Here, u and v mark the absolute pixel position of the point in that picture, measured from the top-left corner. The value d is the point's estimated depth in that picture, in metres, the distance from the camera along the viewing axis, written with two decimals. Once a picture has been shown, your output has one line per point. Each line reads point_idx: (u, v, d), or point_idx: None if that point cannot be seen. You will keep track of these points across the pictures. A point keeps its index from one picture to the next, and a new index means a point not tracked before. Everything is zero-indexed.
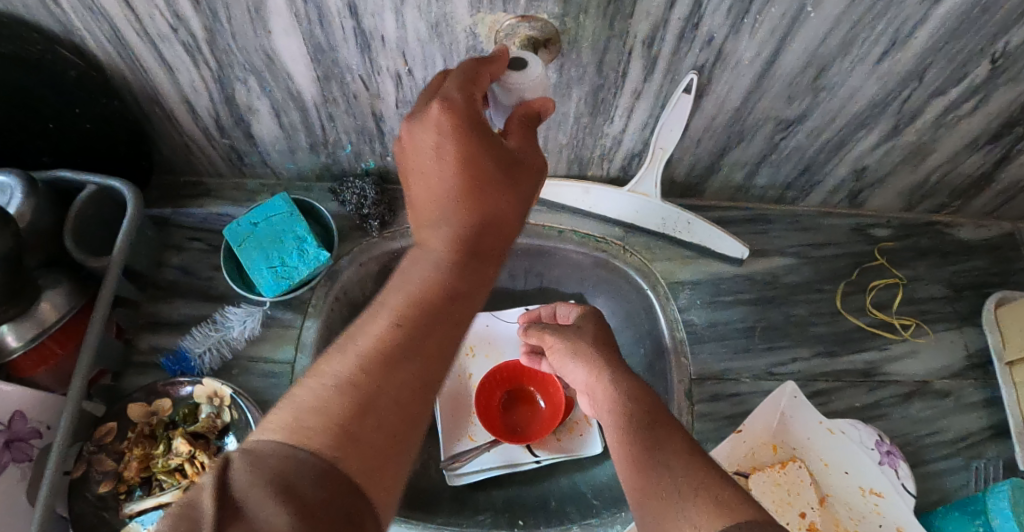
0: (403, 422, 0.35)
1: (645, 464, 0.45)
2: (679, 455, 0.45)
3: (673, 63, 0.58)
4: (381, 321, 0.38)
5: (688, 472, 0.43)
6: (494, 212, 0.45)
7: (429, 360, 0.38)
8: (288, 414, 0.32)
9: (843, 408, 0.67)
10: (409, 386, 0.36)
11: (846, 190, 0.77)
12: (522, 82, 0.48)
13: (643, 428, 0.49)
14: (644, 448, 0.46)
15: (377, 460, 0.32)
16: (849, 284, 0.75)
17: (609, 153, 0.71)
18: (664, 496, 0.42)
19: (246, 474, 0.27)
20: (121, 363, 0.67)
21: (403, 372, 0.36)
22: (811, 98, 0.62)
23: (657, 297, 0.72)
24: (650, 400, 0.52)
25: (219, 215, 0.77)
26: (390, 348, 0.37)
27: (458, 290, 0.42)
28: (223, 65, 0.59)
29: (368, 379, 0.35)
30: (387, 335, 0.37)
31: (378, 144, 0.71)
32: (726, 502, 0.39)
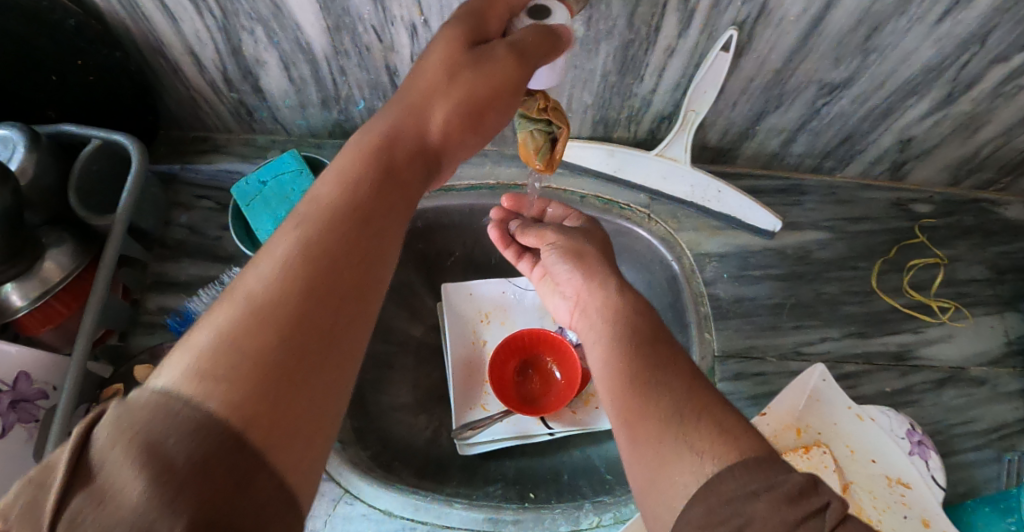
0: (319, 337, 0.30)
1: (643, 382, 0.43)
2: (681, 374, 0.43)
3: (711, 18, 0.53)
4: (287, 231, 0.34)
5: (690, 393, 0.41)
6: (441, 123, 0.42)
7: (359, 262, 0.34)
8: (196, 345, 0.28)
9: (872, 392, 0.64)
10: (327, 299, 0.31)
11: (887, 161, 0.71)
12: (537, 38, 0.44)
13: (643, 344, 0.46)
14: (645, 365, 0.44)
15: (286, 378, 0.28)
16: (885, 262, 0.71)
17: (637, 115, 0.67)
18: (656, 416, 0.41)
19: (107, 434, 0.24)
20: (129, 323, 0.66)
21: (327, 288, 0.32)
22: (859, 60, 0.57)
23: (681, 270, 0.68)
24: (654, 318, 0.49)
25: (228, 171, 0.74)
26: (317, 260, 0.32)
27: (387, 202, 0.37)
28: (227, 12, 0.56)
29: (284, 291, 0.30)
30: (305, 243, 0.33)
31: (391, 101, 0.67)
32: (729, 433, 0.38)
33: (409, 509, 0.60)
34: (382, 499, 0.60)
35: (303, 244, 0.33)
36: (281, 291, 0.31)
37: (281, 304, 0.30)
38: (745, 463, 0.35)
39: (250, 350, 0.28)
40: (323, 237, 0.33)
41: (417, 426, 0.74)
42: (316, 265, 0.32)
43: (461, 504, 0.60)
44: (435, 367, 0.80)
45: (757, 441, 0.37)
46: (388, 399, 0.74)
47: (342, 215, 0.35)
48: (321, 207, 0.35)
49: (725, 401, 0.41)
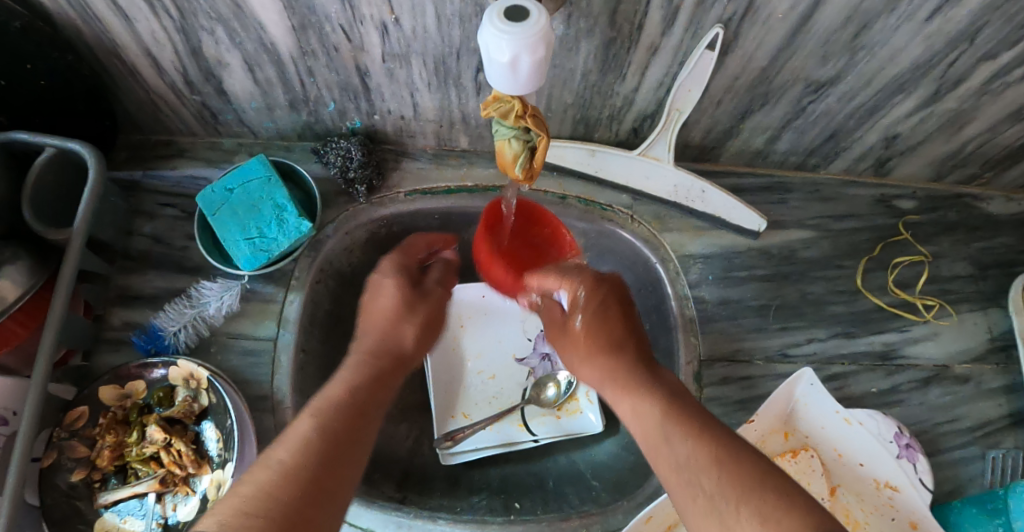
0: (327, 480, 0.40)
1: (686, 476, 0.40)
2: (718, 460, 0.40)
3: (696, 16, 0.51)
4: (303, 423, 0.44)
5: (727, 476, 0.38)
6: (403, 342, 0.58)
7: (358, 446, 0.44)
8: (239, 500, 0.36)
9: (858, 393, 0.64)
10: (329, 459, 0.41)
11: (872, 158, 0.70)
12: (501, 47, 0.36)
13: (683, 429, 0.43)
14: (674, 461, 0.42)
15: (324, 487, 0.39)
16: (871, 260, 0.70)
17: (619, 114, 0.64)
18: (704, 499, 0.39)
19: None
20: (92, 340, 0.63)
21: (337, 466, 0.41)
22: (847, 58, 0.55)
23: (666, 272, 0.67)
24: (687, 400, 0.47)
25: (193, 177, 0.71)
26: (331, 442, 0.42)
27: (370, 408, 0.48)
28: (184, 12, 0.52)
29: (304, 457, 0.40)
30: (310, 437, 0.42)
31: (363, 102, 0.64)
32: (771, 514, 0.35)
33: (391, 526, 0.58)
34: (364, 517, 0.58)
35: (317, 430, 0.43)
36: (312, 436, 0.42)
37: (295, 462, 0.39)
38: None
39: (273, 489, 0.37)
40: (333, 422, 0.44)
41: (397, 435, 0.72)
42: (327, 452, 0.41)
43: (446, 520, 0.59)
44: (416, 374, 0.78)
45: (798, 515, 0.34)
46: None
47: (347, 416, 0.46)
48: (326, 404, 0.46)
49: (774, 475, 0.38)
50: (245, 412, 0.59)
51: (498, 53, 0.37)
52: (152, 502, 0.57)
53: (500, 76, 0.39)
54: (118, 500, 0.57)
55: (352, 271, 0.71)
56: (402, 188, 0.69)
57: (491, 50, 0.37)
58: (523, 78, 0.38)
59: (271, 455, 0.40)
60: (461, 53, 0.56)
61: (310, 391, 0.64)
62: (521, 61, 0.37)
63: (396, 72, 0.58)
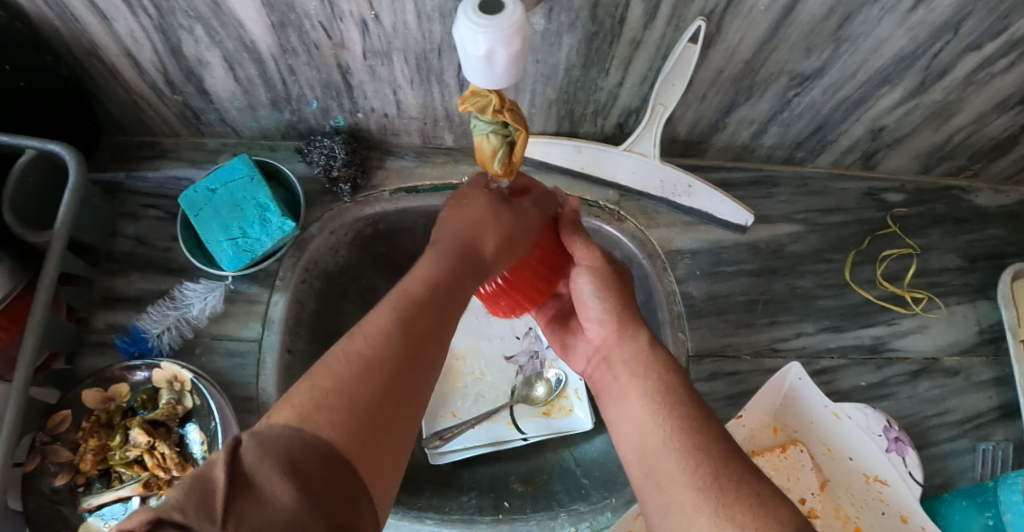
0: (411, 398, 0.36)
1: (652, 476, 0.36)
2: (691, 454, 0.36)
3: (678, 8, 0.50)
4: (389, 309, 0.39)
5: (705, 468, 0.34)
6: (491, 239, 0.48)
7: (439, 345, 0.40)
8: (315, 391, 0.33)
9: (847, 387, 0.64)
10: (410, 361, 0.37)
11: (859, 151, 0.70)
12: (476, 40, 0.36)
13: (660, 424, 0.38)
14: (642, 454, 0.38)
15: (402, 384, 0.36)
16: (859, 254, 0.69)
17: (604, 109, 0.64)
18: (668, 488, 0.35)
19: (254, 450, 0.28)
20: (75, 343, 0.62)
21: (411, 379, 0.36)
22: (831, 50, 0.55)
23: (653, 268, 0.66)
24: (680, 385, 0.41)
25: (177, 178, 0.70)
26: (412, 334, 0.38)
27: (455, 287, 0.43)
28: (163, 11, 0.52)
29: (387, 344, 0.36)
30: (395, 324, 0.37)
31: (346, 100, 0.63)
32: (751, 501, 0.32)
33: None
34: None
35: (400, 318, 0.38)
36: (397, 324, 0.38)
37: (382, 357, 0.35)
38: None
39: (354, 394, 0.33)
40: (418, 310, 0.39)
41: None
42: (411, 347, 0.37)
43: (434, 519, 0.58)
44: None
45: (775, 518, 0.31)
46: None
47: (429, 312, 0.40)
48: (417, 288, 0.41)
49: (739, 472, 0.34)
50: (229, 413, 0.58)
51: (473, 46, 0.36)
52: (137, 505, 0.56)
53: (476, 70, 0.38)
54: (103, 504, 0.56)
55: (338, 271, 0.70)
56: (388, 187, 0.69)
57: (466, 44, 0.36)
58: (500, 71, 0.38)
59: (356, 358, 0.35)
60: (442, 50, 0.55)
61: None
62: (496, 55, 0.36)
63: (378, 69, 0.58)
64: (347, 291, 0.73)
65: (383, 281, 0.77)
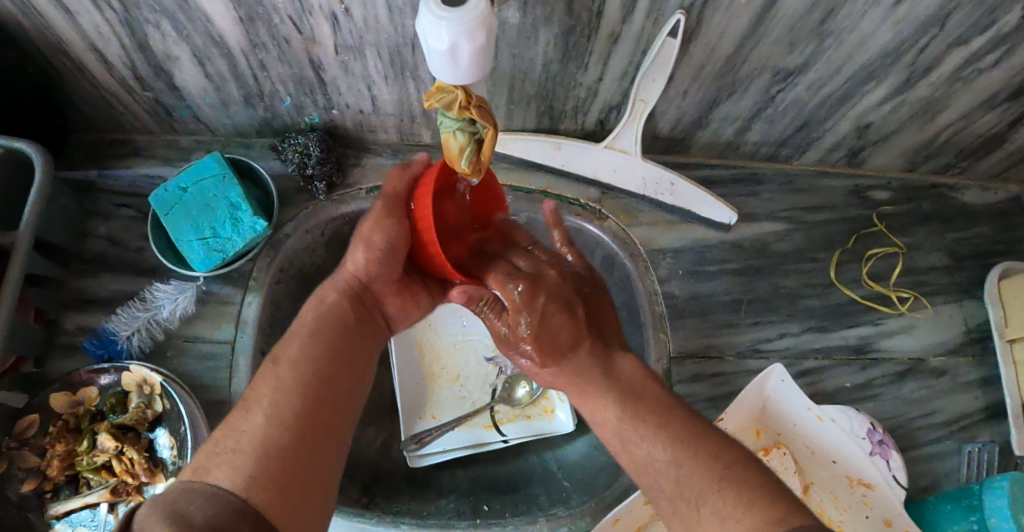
0: (320, 433, 0.43)
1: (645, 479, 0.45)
2: (670, 467, 0.43)
3: (657, 2, 0.49)
4: (279, 371, 0.44)
5: (698, 471, 0.41)
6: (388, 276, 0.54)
7: (336, 395, 0.46)
8: (220, 453, 0.38)
9: (831, 388, 0.63)
10: (309, 408, 0.43)
11: (845, 148, 0.68)
12: (438, 33, 0.35)
13: (642, 433, 0.46)
14: (637, 463, 0.46)
15: (305, 435, 0.42)
16: (845, 252, 0.68)
17: (584, 106, 0.62)
18: (667, 502, 0.43)
19: (148, 506, 0.32)
20: (44, 346, 0.61)
21: (317, 425, 0.43)
22: (815, 44, 0.54)
23: (635, 267, 0.64)
24: (650, 388, 0.49)
25: (150, 176, 0.68)
26: (309, 385, 0.44)
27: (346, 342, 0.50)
28: (126, 5, 0.50)
29: (283, 405, 0.42)
30: (288, 383, 0.43)
31: (320, 97, 0.62)
32: (729, 516, 0.38)
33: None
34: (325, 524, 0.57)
35: (296, 374, 0.44)
36: (294, 377, 0.44)
37: (285, 412, 0.42)
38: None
39: (249, 434, 0.40)
40: (311, 364, 0.45)
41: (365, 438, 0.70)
42: (306, 400, 0.43)
43: (409, 524, 0.57)
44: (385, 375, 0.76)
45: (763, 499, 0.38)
46: None
47: (322, 361, 0.46)
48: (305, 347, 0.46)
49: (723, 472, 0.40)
50: (200, 418, 0.57)
51: (435, 39, 0.35)
52: (105, 512, 0.55)
53: (440, 65, 0.37)
54: (70, 510, 0.55)
55: (314, 271, 0.69)
56: (364, 185, 0.67)
57: (428, 38, 0.35)
58: (464, 66, 0.37)
59: (251, 403, 0.42)
60: (416, 45, 0.54)
61: None
62: (460, 48, 0.35)
63: (351, 65, 0.57)
64: None
65: None
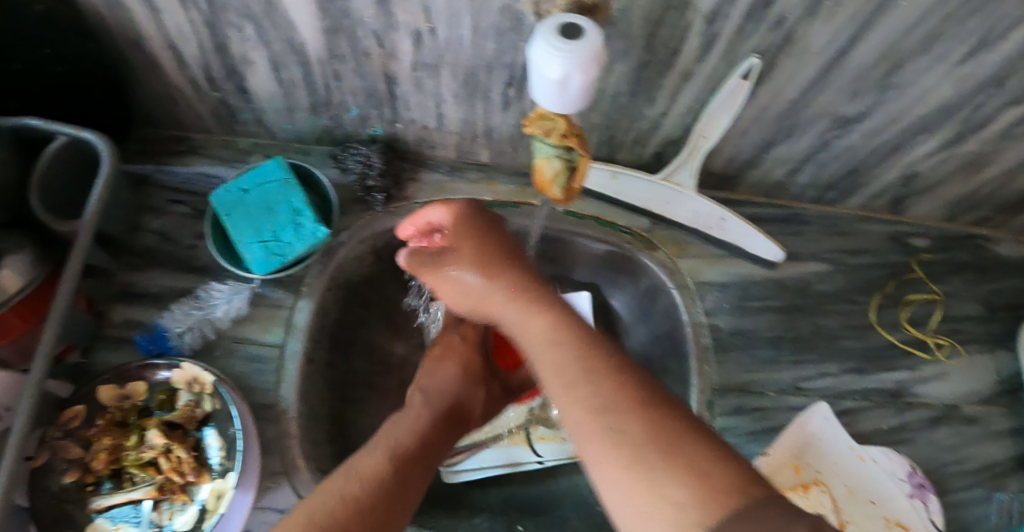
0: (391, 507, 0.45)
1: (594, 429, 0.37)
2: (654, 419, 0.36)
3: (734, 44, 0.52)
4: (380, 456, 0.49)
5: (646, 421, 0.35)
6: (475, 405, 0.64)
7: (415, 490, 0.49)
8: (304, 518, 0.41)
9: (867, 429, 0.64)
10: (390, 491, 0.46)
11: (889, 196, 0.70)
12: (554, 64, 0.37)
13: (611, 387, 0.38)
14: (592, 409, 0.37)
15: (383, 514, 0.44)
16: (884, 296, 0.69)
17: (644, 138, 0.64)
18: (631, 459, 0.34)
19: None
20: (91, 338, 0.61)
21: (396, 503, 0.46)
22: (876, 95, 0.56)
23: (682, 297, 0.64)
24: (575, 321, 0.44)
25: (205, 175, 0.69)
26: (406, 457, 0.50)
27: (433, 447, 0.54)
28: (213, 6, 0.52)
29: (374, 487, 0.45)
30: (386, 470, 0.47)
31: (386, 110, 0.63)
32: (700, 472, 0.32)
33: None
34: None
35: (389, 467, 0.48)
36: (385, 470, 0.47)
37: (364, 495, 0.44)
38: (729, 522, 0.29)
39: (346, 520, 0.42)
40: (403, 453, 0.50)
41: None
42: (388, 490, 0.46)
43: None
44: None
45: (730, 473, 0.32)
46: (370, 419, 0.71)
47: (411, 454, 0.51)
48: (396, 443, 0.51)
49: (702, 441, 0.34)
50: (249, 419, 0.57)
51: (550, 68, 0.37)
52: (148, 510, 0.54)
53: (548, 93, 0.39)
54: (112, 506, 0.54)
55: (359, 280, 0.69)
56: (419, 199, 0.68)
57: (543, 67, 0.38)
58: (571, 96, 0.39)
59: (358, 473, 0.46)
60: (492, 67, 0.55)
61: (315, 402, 0.63)
62: (571, 80, 0.38)
63: (424, 82, 0.58)
64: (368, 301, 0.72)
65: (401, 293, 0.75)
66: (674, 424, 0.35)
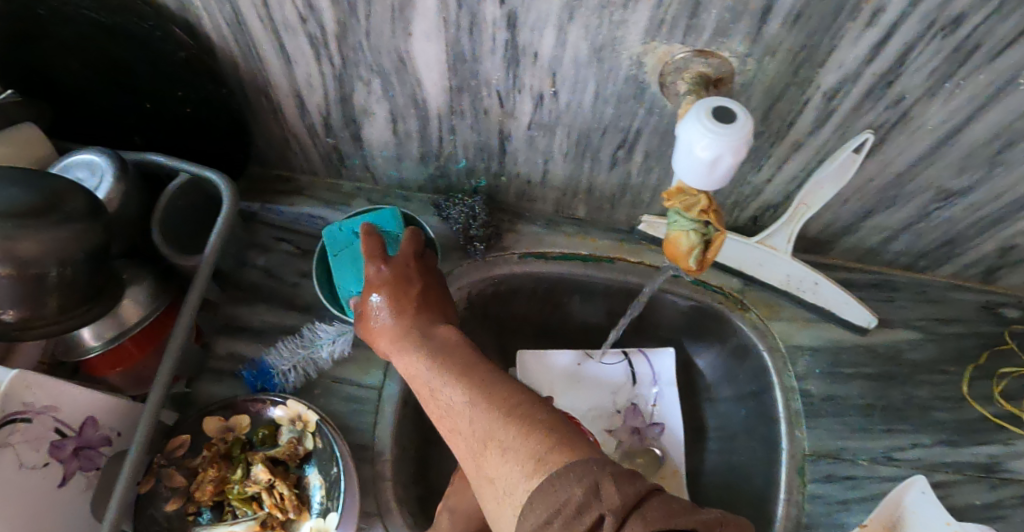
0: None
1: (472, 431, 0.40)
2: (508, 404, 0.40)
3: (849, 119, 0.53)
4: None
5: (484, 425, 0.39)
6: None
7: None
8: None
9: (964, 505, 0.62)
10: None
11: (982, 266, 0.69)
12: (707, 145, 0.39)
13: (523, 397, 0.41)
14: (466, 416, 0.41)
15: None
16: (977, 368, 0.68)
17: (744, 202, 0.66)
18: (485, 439, 0.39)
19: None
20: (198, 369, 0.62)
21: None
22: (986, 171, 0.56)
23: (772, 361, 0.66)
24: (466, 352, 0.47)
25: (310, 216, 0.72)
26: None
27: None
28: (348, 63, 0.55)
29: None
30: None
31: (494, 163, 0.65)
32: (542, 485, 0.33)
33: None
34: None
35: None
36: None
37: None
38: (547, 481, 0.33)
39: None
40: None
41: None
42: None
43: None
44: None
45: (549, 485, 0.33)
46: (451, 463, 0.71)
47: None
48: None
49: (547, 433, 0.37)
50: (350, 460, 0.58)
51: (703, 148, 0.39)
52: None
53: (694, 170, 0.41)
54: None
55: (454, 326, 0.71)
56: (517, 250, 0.69)
57: (693, 145, 0.39)
58: (717, 176, 0.41)
59: None
60: (606, 130, 0.58)
61: (406, 445, 0.63)
62: (722, 161, 0.39)
63: (537, 139, 0.61)
64: None
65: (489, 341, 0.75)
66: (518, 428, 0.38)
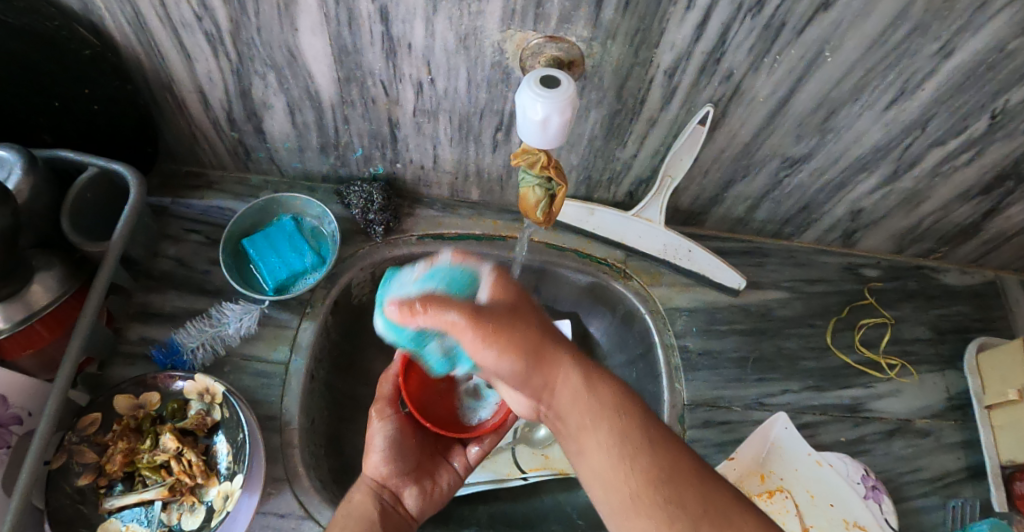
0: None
1: (655, 501, 0.38)
2: (686, 466, 0.40)
3: (691, 95, 0.60)
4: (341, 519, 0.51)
5: (660, 491, 0.38)
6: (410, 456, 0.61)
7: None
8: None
9: (829, 441, 0.69)
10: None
11: (840, 229, 0.78)
12: (535, 106, 0.45)
13: (647, 457, 0.40)
14: (646, 479, 0.39)
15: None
16: (839, 321, 0.76)
17: (618, 178, 0.73)
18: (656, 511, 0.38)
19: None
20: (108, 352, 0.65)
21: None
22: (819, 138, 0.64)
23: (653, 322, 0.73)
24: (630, 410, 0.42)
25: (219, 208, 0.77)
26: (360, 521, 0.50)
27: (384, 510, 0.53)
28: (243, 57, 0.60)
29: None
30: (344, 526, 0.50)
31: (388, 150, 0.71)
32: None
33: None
34: None
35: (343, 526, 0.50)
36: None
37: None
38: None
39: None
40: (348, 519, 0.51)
41: None
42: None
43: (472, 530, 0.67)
44: None
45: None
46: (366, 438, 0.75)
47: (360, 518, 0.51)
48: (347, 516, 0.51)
49: (726, 495, 0.39)
50: (256, 427, 0.61)
51: (532, 110, 0.45)
52: (158, 510, 0.58)
53: (531, 132, 0.47)
54: (124, 506, 0.58)
55: (358, 306, 0.76)
56: (415, 232, 0.76)
57: (526, 108, 0.46)
58: (551, 135, 0.47)
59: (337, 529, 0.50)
60: (483, 113, 0.64)
61: (315, 417, 0.67)
62: (551, 121, 0.45)
63: (423, 126, 0.67)
64: (368, 326, 0.78)
65: None
66: (706, 495, 0.38)
